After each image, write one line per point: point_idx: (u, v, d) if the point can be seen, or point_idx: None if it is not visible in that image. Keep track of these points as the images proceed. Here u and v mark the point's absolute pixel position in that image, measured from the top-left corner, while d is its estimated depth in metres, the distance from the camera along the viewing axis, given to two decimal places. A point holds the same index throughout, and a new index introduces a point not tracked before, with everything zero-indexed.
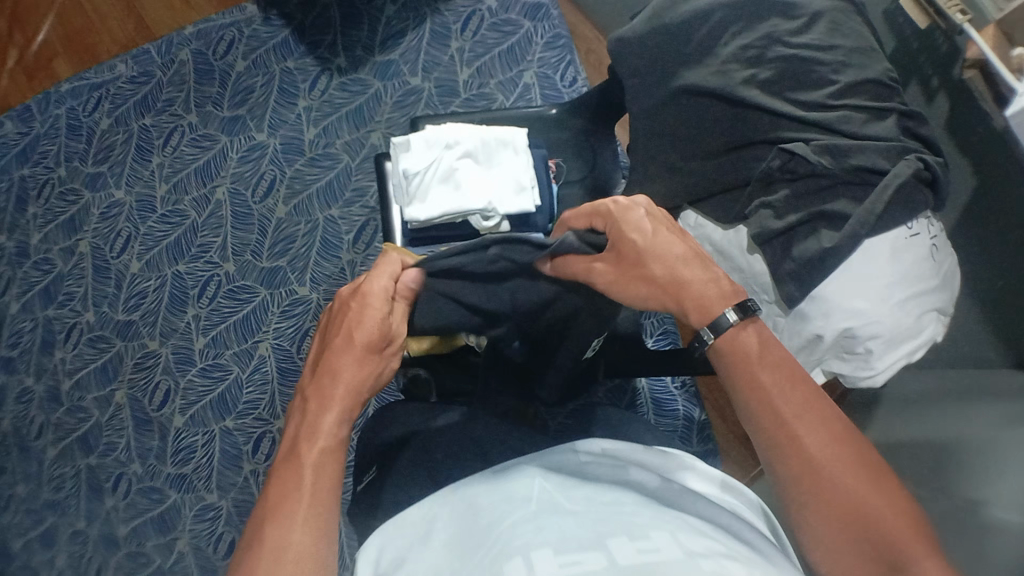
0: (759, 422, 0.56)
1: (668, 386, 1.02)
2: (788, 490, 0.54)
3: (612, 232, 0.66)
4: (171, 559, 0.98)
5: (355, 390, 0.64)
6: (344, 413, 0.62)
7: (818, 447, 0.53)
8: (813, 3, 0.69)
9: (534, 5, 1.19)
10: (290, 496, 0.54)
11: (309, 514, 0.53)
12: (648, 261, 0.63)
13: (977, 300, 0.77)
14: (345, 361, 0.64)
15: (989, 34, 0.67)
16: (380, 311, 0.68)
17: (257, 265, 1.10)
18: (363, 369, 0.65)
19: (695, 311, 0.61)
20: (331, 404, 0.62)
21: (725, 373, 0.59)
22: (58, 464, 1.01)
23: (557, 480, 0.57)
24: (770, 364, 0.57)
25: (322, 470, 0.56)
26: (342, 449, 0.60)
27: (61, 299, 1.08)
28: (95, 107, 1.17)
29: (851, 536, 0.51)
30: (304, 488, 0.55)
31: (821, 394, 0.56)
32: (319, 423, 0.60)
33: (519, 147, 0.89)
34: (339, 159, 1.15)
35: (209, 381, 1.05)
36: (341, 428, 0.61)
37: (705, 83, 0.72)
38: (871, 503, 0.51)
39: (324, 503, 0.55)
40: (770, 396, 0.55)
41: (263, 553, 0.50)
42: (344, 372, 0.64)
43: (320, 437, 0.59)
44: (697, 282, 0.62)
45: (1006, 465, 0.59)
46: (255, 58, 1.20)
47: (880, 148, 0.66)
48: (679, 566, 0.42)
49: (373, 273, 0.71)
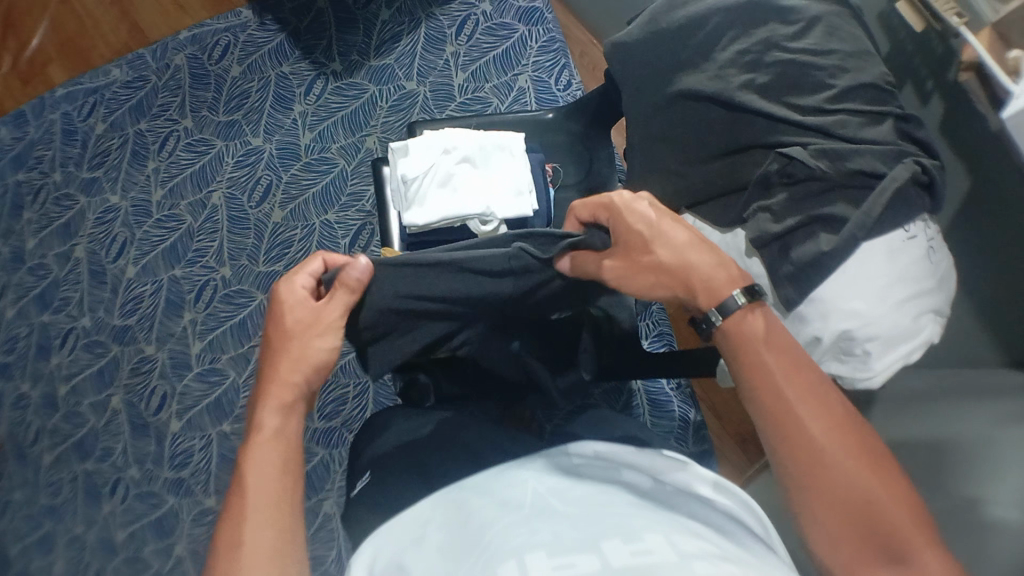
0: (764, 407, 0.55)
1: (664, 388, 1.02)
2: (788, 477, 0.53)
3: (617, 224, 0.65)
4: (169, 563, 0.98)
5: (290, 381, 0.65)
6: (281, 407, 0.63)
7: (823, 434, 0.53)
8: (810, 7, 0.68)
9: (528, 9, 1.19)
10: (236, 497, 0.57)
11: (261, 507, 0.56)
12: (654, 248, 0.63)
13: (975, 303, 0.77)
14: (277, 361, 0.66)
15: (984, 37, 0.67)
16: (299, 308, 0.68)
17: (253, 269, 1.10)
18: (295, 362, 0.66)
19: (704, 295, 0.61)
20: (267, 401, 0.63)
21: (730, 357, 0.59)
22: (55, 470, 1.02)
23: (552, 482, 0.58)
24: (776, 349, 0.57)
25: (263, 466, 0.58)
26: (287, 440, 0.61)
27: (56, 304, 1.08)
28: (90, 112, 1.17)
29: (852, 525, 0.50)
30: (250, 485, 0.57)
31: (826, 382, 0.56)
32: (258, 421, 0.62)
33: (516, 151, 0.89)
34: (335, 163, 1.15)
35: (205, 386, 1.05)
36: (281, 420, 0.62)
37: (701, 87, 0.71)
38: (874, 493, 0.50)
39: (276, 496, 0.57)
40: (773, 381, 0.55)
41: (219, 555, 0.53)
42: (277, 369, 0.65)
43: (260, 434, 0.61)
44: (705, 266, 0.61)
45: (1004, 462, 0.58)
46: (251, 63, 1.20)
47: (877, 153, 0.65)
48: (670, 567, 0.42)
49: (290, 273, 0.69)
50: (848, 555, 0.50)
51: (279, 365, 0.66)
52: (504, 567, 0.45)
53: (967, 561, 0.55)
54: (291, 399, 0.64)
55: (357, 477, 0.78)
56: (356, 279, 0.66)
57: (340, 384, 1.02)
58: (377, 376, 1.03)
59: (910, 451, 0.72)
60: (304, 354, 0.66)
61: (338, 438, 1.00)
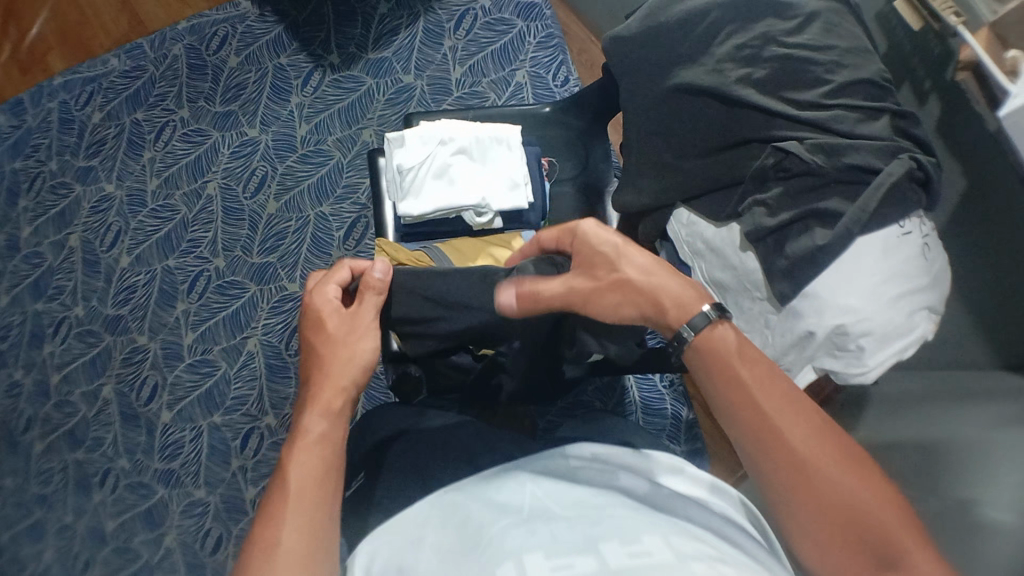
0: (740, 419, 0.55)
1: (656, 386, 1.02)
2: (772, 487, 0.53)
3: (582, 249, 0.66)
4: (159, 555, 0.97)
5: (335, 387, 0.63)
6: (324, 410, 0.61)
7: (802, 443, 0.52)
8: (808, 3, 0.68)
9: (527, 4, 1.19)
10: (277, 500, 0.54)
11: (300, 511, 0.53)
12: (620, 266, 0.63)
13: (967, 303, 0.76)
14: (319, 366, 0.65)
15: (983, 36, 0.66)
16: (340, 320, 0.68)
17: (247, 260, 1.09)
18: (340, 365, 0.64)
19: (674, 312, 0.61)
20: (313, 405, 0.61)
21: (703, 373, 0.59)
22: (45, 458, 1.01)
23: (548, 486, 0.57)
24: (749, 361, 0.57)
25: (306, 468, 0.56)
26: (333, 446, 0.59)
27: (50, 293, 1.08)
28: (88, 101, 1.17)
29: (843, 532, 0.49)
30: (290, 485, 0.55)
31: (799, 390, 0.56)
32: (302, 426, 0.59)
33: (513, 144, 0.88)
34: (331, 156, 1.14)
35: (197, 376, 1.04)
36: (327, 425, 0.60)
37: (699, 81, 0.70)
38: (859, 496, 0.50)
39: (316, 503, 0.54)
40: (749, 390, 0.55)
41: (256, 556, 0.51)
42: (320, 373, 0.64)
43: (305, 437, 0.58)
44: (673, 286, 0.61)
45: (999, 463, 0.57)
46: (248, 54, 1.20)
47: (874, 148, 0.64)
48: (670, 569, 0.42)
49: (321, 282, 0.71)
50: (839, 561, 0.49)
51: (322, 371, 0.64)
52: (502, 568, 0.45)
53: (960, 561, 0.54)
54: (337, 405, 0.62)
55: (350, 478, 0.77)
56: (379, 280, 0.71)
57: None
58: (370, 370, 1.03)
59: (904, 451, 0.71)
60: (344, 361, 0.65)
61: None
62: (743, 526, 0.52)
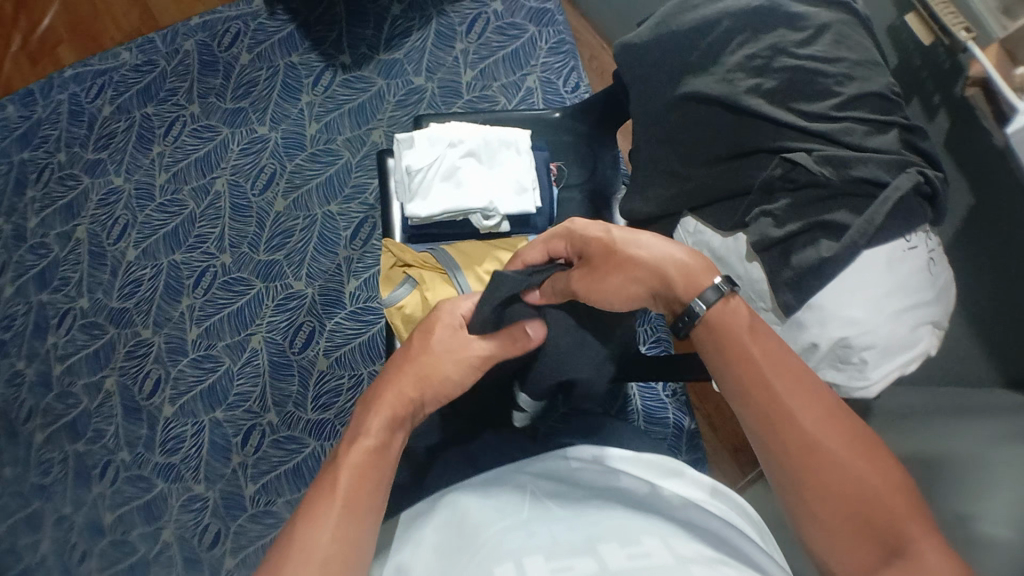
0: (750, 400, 0.54)
1: (658, 394, 1.03)
2: (779, 474, 0.52)
3: (579, 244, 0.65)
4: (156, 549, 0.97)
5: (405, 395, 0.60)
6: (394, 419, 0.58)
7: (812, 424, 0.51)
8: (819, 15, 0.68)
9: (540, 9, 1.20)
10: (322, 498, 0.51)
11: (344, 513, 0.50)
12: (619, 249, 0.62)
13: (968, 320, 0.76)
14: (398, 369, 0.61)
15: (992, 52, 0.66)
16: (452, 330, 0.64)
17: (253, 257, 1.10)
18: (423, 376, 0.61)
19: (683, 285, 0.59)
20: (376, 407, 0.58)
21: (711, 351, 0.58)
22: (46, 449, 1.01)
23: (550, 486, 0.57)
24: (759, 338, 0.56)
25: (362, 472, 0.53)
26: (387, 456, 0.56)
27: (55, 284, 1.09)
28: (98, 94, 1.18)
29: (850, 515, 0.49)
30: (338, 484, 0.52)
31: (809, 371, 0.55)
32: (364, 428, 0.56)
33: (522, 148, 0.88)
34: (339, 155, 1.14)
35: (200, 372, 1.05)
36: (386, 432, 0.57)
37: (708, 90, 0.70)
38: (869, 484, 0.49)
39: (362, 510, 0.51)
40: (759, 368, 0.54)
41: (286, 547, 0.49)
42: (402, 378, 0.60)
43: (363, 439, 0.55)
44: (678, 257, 0.60)
45: (996, 481, 0.57)
46: (260, 52, 1.20)
47: (881, 161, 0.65)
48: (669, 569, 0.43)
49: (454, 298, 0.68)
50: (843, 549, 0.48)
51: (405, 376, 0.60)
52: (501, 568, 0.46)
53: None
54: (402, 414, 0.59)
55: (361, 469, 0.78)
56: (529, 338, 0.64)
57: (334, 375, 1.04)
58: (372, 369, 1.04)
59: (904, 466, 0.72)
60: (435, 371, 0.61)
61: (329, 431, 1.02)
62: (741, 527, 0.53)
